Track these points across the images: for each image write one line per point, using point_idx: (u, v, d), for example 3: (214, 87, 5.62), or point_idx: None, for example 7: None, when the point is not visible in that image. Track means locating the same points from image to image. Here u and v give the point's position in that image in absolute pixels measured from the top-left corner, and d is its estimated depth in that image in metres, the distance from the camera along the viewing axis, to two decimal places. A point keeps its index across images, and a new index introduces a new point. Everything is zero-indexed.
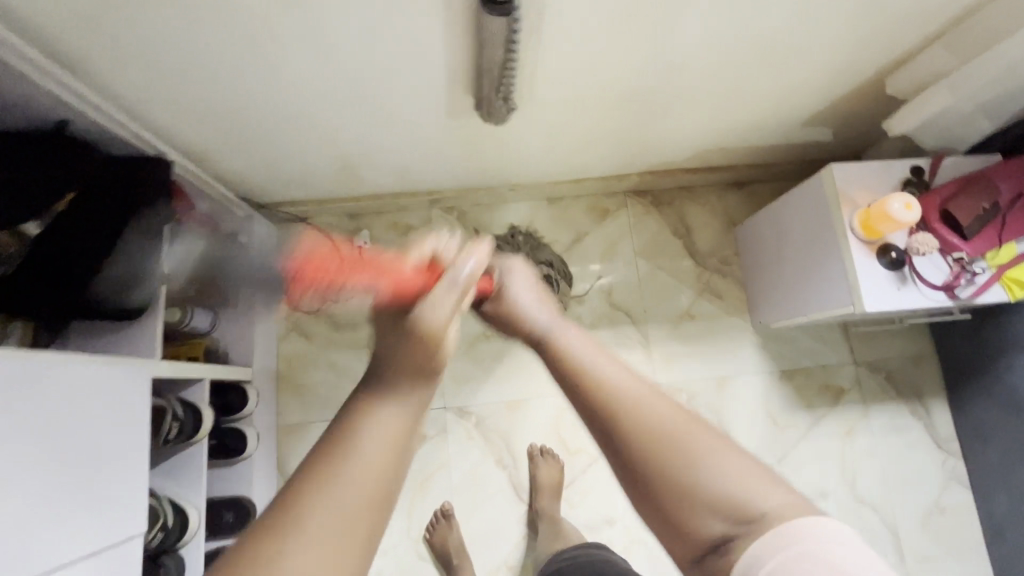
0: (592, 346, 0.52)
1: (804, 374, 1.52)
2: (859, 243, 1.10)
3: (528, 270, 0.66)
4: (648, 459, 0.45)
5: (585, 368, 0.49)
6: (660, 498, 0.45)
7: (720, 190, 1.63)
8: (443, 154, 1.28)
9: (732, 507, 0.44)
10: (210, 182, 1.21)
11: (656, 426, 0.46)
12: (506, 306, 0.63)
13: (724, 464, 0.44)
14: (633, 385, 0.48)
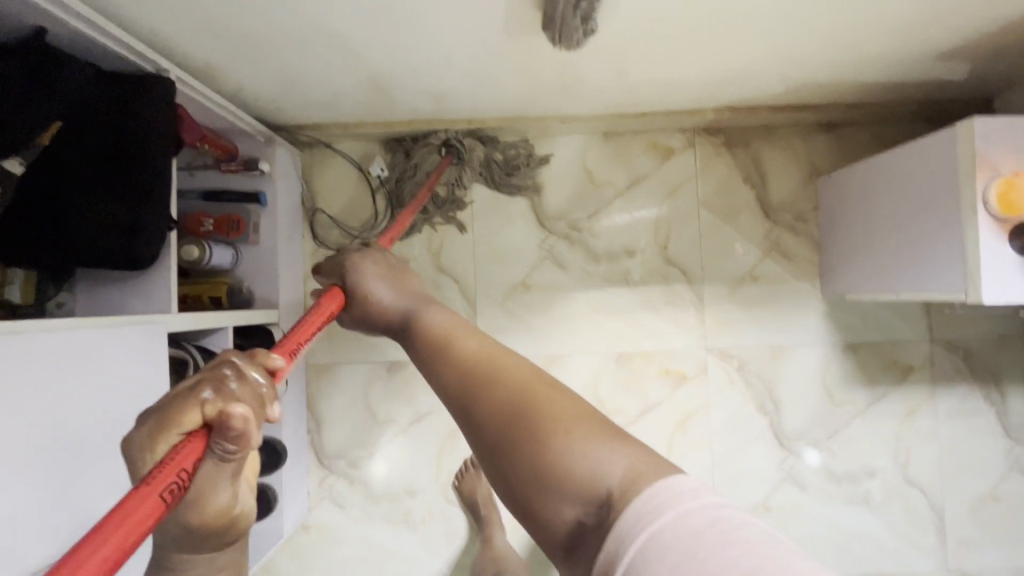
0: (456, 318, 0.58)
1: (872, 348, 1.38)
2: (990, 221, 0.92)
3: (382, 267, 0.82)
4: (507, 436, 0.44)
5: (453, 337, 0.54)
6: (513, 473, 0.43)
7: (806, 133, 1.39)
8: (492, 79, 1.08)
9: (582, 490, 0.40)
10: (223, 102, 1.06)
11: (519, 397, 0.45)
12: (367, 302, 0.76)
13: (576, 442, 0.41)
14: (492, 356, 0.50)
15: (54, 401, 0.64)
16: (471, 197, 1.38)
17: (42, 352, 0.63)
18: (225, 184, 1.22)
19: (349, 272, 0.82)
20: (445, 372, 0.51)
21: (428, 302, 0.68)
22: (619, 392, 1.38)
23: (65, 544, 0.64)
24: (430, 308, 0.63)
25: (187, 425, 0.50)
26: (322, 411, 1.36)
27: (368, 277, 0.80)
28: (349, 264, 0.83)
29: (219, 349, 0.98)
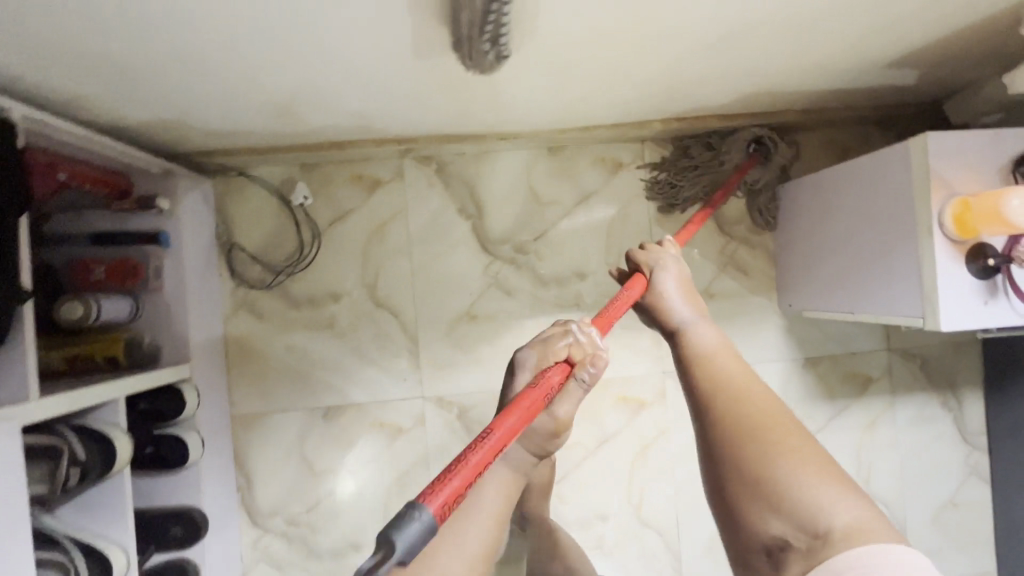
0: (719, 342, 0.75)
1: (831, 361, 1.34)
2: (947, 241, 0.86)
3: (677, 274, 0.88)
4: (734, 451, 0.63)
5: (713, 357, 0.73)
6: (733, 476, 0.62)
7: (758, 141, 1.33)
8: (416, 99, 0.97)
9: (800, 520, 0.57)
10: (101, 134, 0.92)
11: (763, 420, 0.64)
12: (654, 295, 0.87)
13: (813, 493, 0.58)
14: (747, 382, 0.68)
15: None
16: (407, 222, 1.27)
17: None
18: (119, 224, 1.07)
19: (653, 265, 0.90)
20: (711, 395, 0.67)
21: (703, 318, 0.81)
22: (576, 424, 1.30)
23: None
24: (699, 327, 0.78)
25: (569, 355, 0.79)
26: (253, 466, 1.23)
27: (668, 267, 0.89)
28: (655, 261, 0.90)
29: (106, 425, 0.85)
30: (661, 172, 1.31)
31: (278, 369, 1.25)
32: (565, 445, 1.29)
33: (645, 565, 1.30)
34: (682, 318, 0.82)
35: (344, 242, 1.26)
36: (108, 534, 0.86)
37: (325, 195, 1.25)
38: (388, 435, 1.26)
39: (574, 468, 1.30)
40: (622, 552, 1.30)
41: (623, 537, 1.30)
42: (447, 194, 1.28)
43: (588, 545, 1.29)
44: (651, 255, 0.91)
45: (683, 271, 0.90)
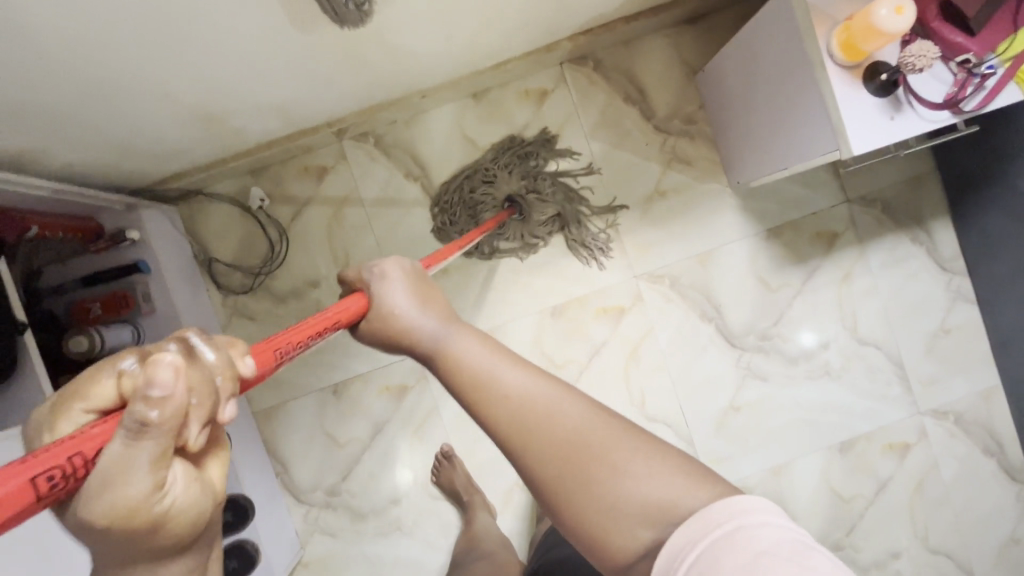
0: (494, 358, 0.58)
1: (793, 227, 1.38)
2: (840, 71, 0.90)
3: (405, 272, 0.70)
4: (561, 468, 0.50)
5: (496, 380, 0.55)
6: (575, 495, 0.50)
7: (672, 34, 1.35)
8: (326, 77, 1.03)
9: (654, 511, 0.48)
10: (59, 183, 1.01)
11: (576, 437, 0.51)
12: (383, 313, 0.67)
13: (635, 478, 0.49)
14: (543, 400, 0.54)
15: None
16: (361, 199, 1.34)
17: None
18: (102, 264, 1.18)
19: (370, 279, 0.70)
20: (516, 421, 0.53)
21: (456, 325, 0.63)
22: (566, 343, 1.37)
23: None
24: (463, 339, 0.60)
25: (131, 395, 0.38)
26: (285, 450, 1.35)
27: (389, 277, 0.69)
28: (370, 272, 0.71)
29: None
30: (575, 176, 1.36)
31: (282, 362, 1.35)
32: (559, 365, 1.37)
33: None
34: (430, 333, 0.63)
35: (309, 232, 1.34)
36: None
37: (280, 194, 1.33)
38: (397, 395, 1.36)
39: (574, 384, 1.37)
40: None
41: None
42: (390, 163, 1.34)
43: None
44: (369, 266, 0.72)
45: (407, 265, 0.72)
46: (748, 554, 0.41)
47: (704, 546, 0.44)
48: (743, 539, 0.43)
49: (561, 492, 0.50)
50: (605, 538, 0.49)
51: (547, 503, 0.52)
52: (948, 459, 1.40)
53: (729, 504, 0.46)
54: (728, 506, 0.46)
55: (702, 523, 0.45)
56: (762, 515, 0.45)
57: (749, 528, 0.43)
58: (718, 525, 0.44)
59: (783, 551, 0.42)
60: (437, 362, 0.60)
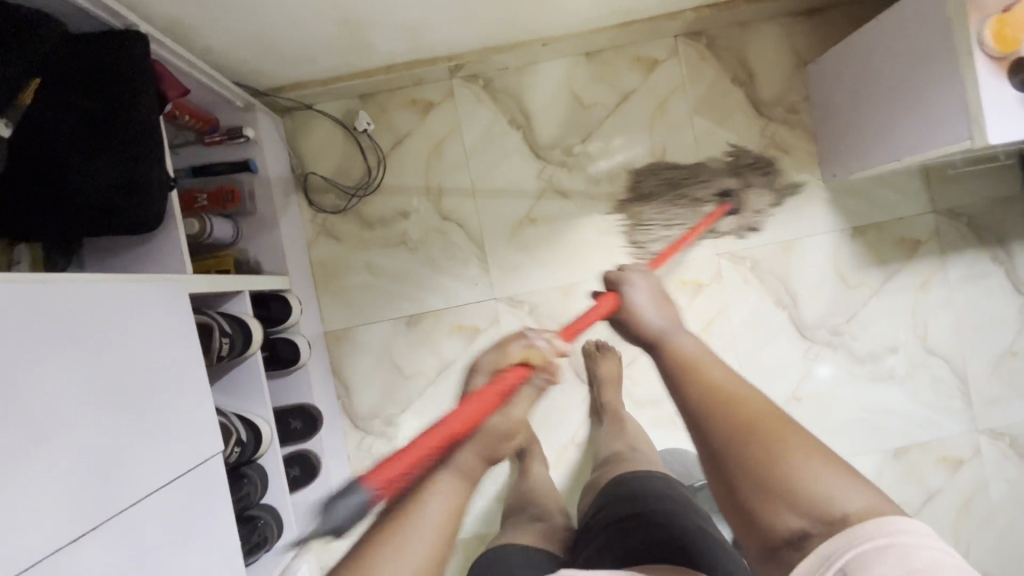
0: (701, 350, 0.64)
1: (878, 228, 1.39)
2: (987, 60, 0.92)
3: (649, 284, 0.83)
4: (742, 444, 0.52)
5: (699, 365, 0.61)
6: (745, 474, 0.51)
7: (787, 23, 1.38)
8: (470, 3, 1.05)
9: (816, 504, 0.49)
10: (200, 65, 1.02)
11: (758, 417, 0.54)
12: (626, 310, 0.79)
13: (816, 470, 0.50)
14: (733, 383, 0.58)
15: (63, 366, 0.61)
16: (462, 138, 1.36)
17: (32, 306, 0.59)
18: (211, 158, 1.19)
19: (621, 282, 0.85)
20: (701, 401, 0.57)
21: (681, 327, 0.71)
22: None
23: (130, 489, 0.66)
24: (685, 339, 0.66)
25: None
26: (350, 374, 1.35)
27: (637, 284, 0.83)
28: (621, 278, 0.85)
29: (239, 313, 0.96)
30: (638, 204, 1.37)
31: (360, 287, 1.36)
32: None
33: None
34: (657, 328, 0.71)
35: (406, 162, 1.35)
36: (250, 410, 0.99)
37: (384, 121, 1.35)
38: (467, 335, 1.37)
39: (642, 351, 1.38)
40: None
41: None
42: (496, 108, 1.36)
43: (662, 421, 1.38)
44: (623, 275, 0.86)
45: (655, 281, 0.85)
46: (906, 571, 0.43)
47: (854, 554, 0.45)
48: (896, 553, 0.44)
49: (729, 460, 0.53)
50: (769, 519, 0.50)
51: (714, 478, 0.54)
52: (999, 480, 1.41)
53: (880, 520, 0.47)
54: (881, 522, 0.47)
55: (854, 533, 0.46)
56: (914, 538, 0.46)
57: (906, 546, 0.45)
58: (867, 540, 0.45)
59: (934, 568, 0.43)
60: (654, 344, 0.68)
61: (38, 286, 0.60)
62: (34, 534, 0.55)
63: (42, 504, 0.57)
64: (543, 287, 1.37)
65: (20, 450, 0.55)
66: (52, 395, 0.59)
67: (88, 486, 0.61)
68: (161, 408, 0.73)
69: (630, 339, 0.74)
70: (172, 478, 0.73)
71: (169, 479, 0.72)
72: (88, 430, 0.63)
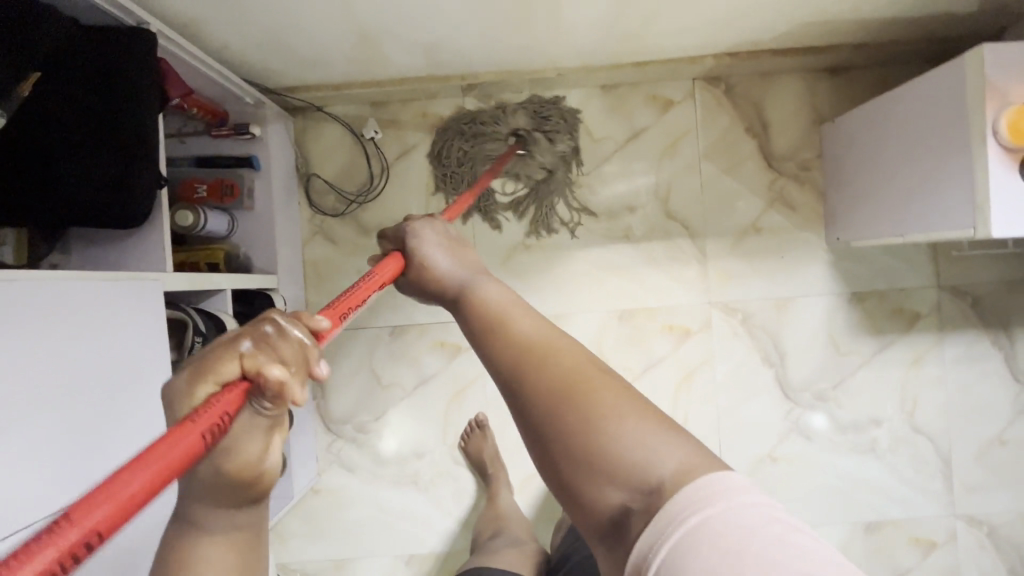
0: (513, 302, 0.56)
1: (878, 297, 1.36)
2: (1000, 151, 0.89)
3: (439, 234, 0.75)
4: (558, 409, 0.45)
5: (514, 324, 0.52)
6: (561, 439, 0.44)
7: (809, 79, 1.35)
8: (486, 28, 1.05)
9: (630, 474, 0.41)
10: (213, 63, 1.03)
11: (567, 381, 0.46)
12: (427, 273, 0.70)
13: (626, 429, 0.43)
14: (549, 343, 0.50)
15: (37, 361, 0.63)
16: (468, 157, 1.36)
17: (8, 300, 0.60)
18: (217, 149, 1.21)
19: (405, 237, 0.77)
20: (513, 368, 0.49)
21: (489, 277, 0.63)
22: (625, 349, 1.37)
23: (89, 482, 0.68)
24: (490, 286, 0.60)
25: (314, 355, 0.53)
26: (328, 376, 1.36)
27: (426, 238, 0.75)
28: (409, 233, 0.77)
29: (217, 310, 0.97)
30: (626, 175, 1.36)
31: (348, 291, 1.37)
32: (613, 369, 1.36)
33: None
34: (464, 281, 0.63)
35: (409, 174, 1.36)
36: None
37: (393, 130, 1.35)
38: (448, 352, 1.37)
39: None
40: None
41: None
42: None
43: None
44: (407, 226, 0.78)
45: (448, 231, 0.78)
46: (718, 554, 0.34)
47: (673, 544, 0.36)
48: (715, 534, 0.35)
49: (555, 429, 0.45)
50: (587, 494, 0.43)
51: (547, 460, 0.45)
52: (971, 569, 1.37)
53: (693, 484, 0.39)
54: (697, 488, 0.38)
55: (666, 515, 0.38)
56: (730, 503, 0.37)
57: (721, 516, 0.36)
58: (679, 522, 0.37)
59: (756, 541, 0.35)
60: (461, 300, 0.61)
61: (19, 282, 0.61)
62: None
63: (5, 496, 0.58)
64: None
65: None
66: (26, 386, 0.61)
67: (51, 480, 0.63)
68: (130, 404, 0.75)
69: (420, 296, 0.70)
70: None
71: None
72: (56, 423, 0.64)
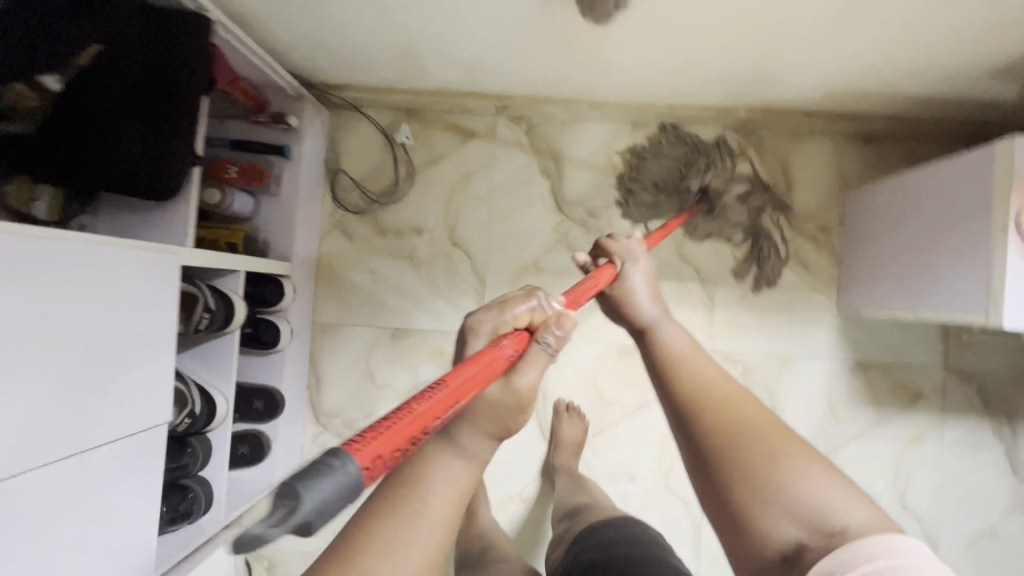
0: (696, 348, 0.66)
1: (882, 369, 1.35)
2: (1019, 243, 0.89)
3: (646, 269, 0.85)
4: (737, 452, 0.53)
5: (709, 382, 0.60)
6: (739, 477, 0.52)
7: (838, 144, 1.36)
8: (527, 56, 1.08)
9: (809, 514, 0.49)
10: (262, 54, 1.07)
11: (750, 425, 0.55)
12: (620, 294, 0.82)
13: (805, 472, 0.51)
14: (731, 390, 0.59)
15: (45, 317, 0.65)
16: (492, 174, 1.39)
17: (27, 254, 0.62)
18: (252, 135, 1.25)
19: (623, 257, 0.87)
20: (694, 404, 0.58)
21: (672, 321, 0.74)
22: (621, 384, 1.37)
23: (72, 442, 0.69)
24: (668, 329, 0.71)
25: (518, 321, 0.64)
26: (325, 368, 1.38)
27: (637, 262, 0.86)
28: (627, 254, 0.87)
29: (229, 290, 0.99)
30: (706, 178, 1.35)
31: (357, 288, 1.39)
32: (606, 403, 1.36)
33: (665, 530, 1.35)
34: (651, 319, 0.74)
35: (433, 183, 1.39)
36: (214, 383, 1.00)
37: (423, 139, 1.39)
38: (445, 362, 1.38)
39: (611, 425, 1.36)
40: (646, 514, 1.35)
41: (648, 500, 1.35)
42: (532, 153, 1.38)
43: (614, 501, 1.35)
44: (619, 246, 0.89)
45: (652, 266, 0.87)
46: None
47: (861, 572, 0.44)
48: (898, 574, 0.43)
49: (739, 467, 0.53)
50: (763, 523, 0.50)
51: (720, 492, 0.54)
52: None
53: (880, 537, 0.46)
54: (880, 540, 0.46)
55: (857, 553, 0.46)
56: (913, 559, 0.44)
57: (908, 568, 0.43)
58: (866, 558, 0.45)
59: None
60: (651, 341, 0.70)
61: (39, 239, 0.64)
62: None
63: None
64: None
65: None
66: (24, 343, 0.62)
67: (36, 435, 0.64)
68: (122, 376, 0.76)
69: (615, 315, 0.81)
70: (114, 439, 0.76)
71: (110, 440, 0.75)
72: (51, 379, 0.65)
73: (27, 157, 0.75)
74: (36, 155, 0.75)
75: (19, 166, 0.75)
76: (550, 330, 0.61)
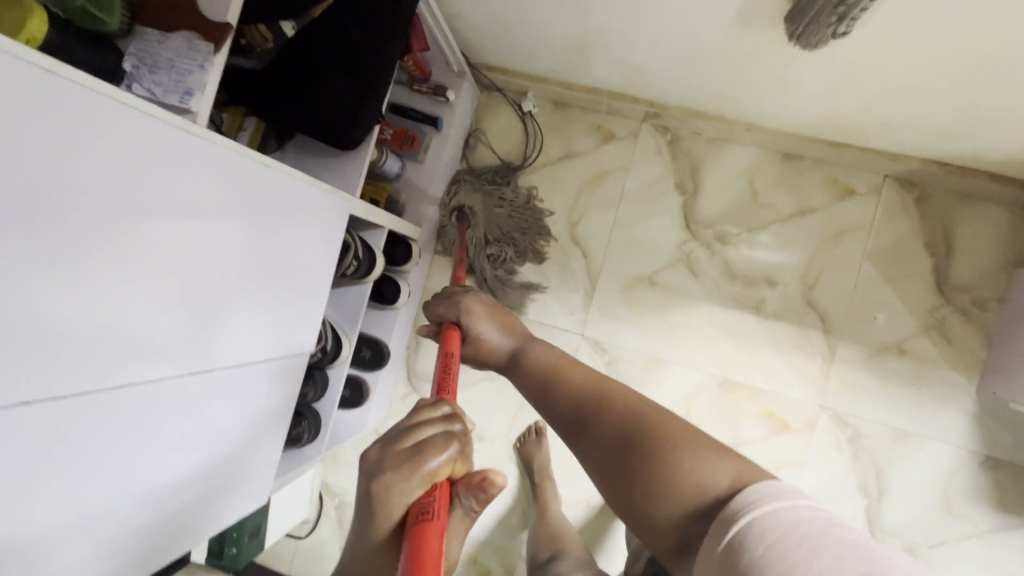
0: (558, 357, 0.65)
1: (1015, 471, 1.21)
2: None
3: (484, 304, 0.81)
4: (615, 437, 0.51)
5: (567, 381, 0.60)
6: (627, 477, 0.48)
7: (1018, 217, 1.23)
8: (700, 68, 1.05)
9: (690, 491, 0.45)
10: (442, 28, 1.12)
11: (624, 421, 0.52)
12: (479, 336, 0.78)
13: (693, 459, 0.46)
14: (596, 385, 0.57)
15: (250, 240, 0.73)
16: (625, 180, 1.37)
17: (248, 181, 0.70)
18: (409, 102, 1.31)
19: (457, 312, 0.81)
20: (566, 409, 0.57)
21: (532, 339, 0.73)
22: (714, 419, 1.32)
23: (239, 354, 0.77)
24: (536, 347, 0.70)
25: (438, 476, 0.46)
26: (426, 335, 1.43)
27: (475, 312, 0.80)
28: (456, 307, 0.81)
29: (373, 244, 1.06)
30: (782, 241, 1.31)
31: None
32: None
33: None
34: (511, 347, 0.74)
35: (564, 178, 1.39)
36: (342, 326, 1.08)
37: (564, 132, 1.39)
38: None
39: None
40: None
41: None
42: (671, 165, 1.35)
43: None
44: (459, 305, 0.81)
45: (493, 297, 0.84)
46: (789, 530, 0.38)
47: (754, 532, 0.39)
48: (783, 524, 0.39)
49: (619, 467, 0.49)
50: (651, 510, 0.46)
51: (607, 484, 0.50)
52: None
53: (745, 490, 0.43)
54: (750, 492, 0.42)
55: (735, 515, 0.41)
56: (785, 499, 0.41)
57: (778, 507, 0.40)
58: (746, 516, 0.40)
59: (811, 525, 0.38)
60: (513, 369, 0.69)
61: (259, 172, 0.72)
62: (174, 365, 0.66)
63: (189, 342, 0.67)
64: (632, 348, 1.36)
65: (194, 298, 0.66)
66: (230, 260, 0.70)
67: (217, 341, 0.72)
68: (287, 304, 0.84)
69: (481, 364, 0.78)
70: (268, 358, 0.84)
71: (266, 358, 0.83)
72: (240, 295, 0.74)
73: (251, 91, 0.83)
74: (253, 90, 0.84)
75: (242, 101, 0.85)
76: (469, 495, 0.50)
